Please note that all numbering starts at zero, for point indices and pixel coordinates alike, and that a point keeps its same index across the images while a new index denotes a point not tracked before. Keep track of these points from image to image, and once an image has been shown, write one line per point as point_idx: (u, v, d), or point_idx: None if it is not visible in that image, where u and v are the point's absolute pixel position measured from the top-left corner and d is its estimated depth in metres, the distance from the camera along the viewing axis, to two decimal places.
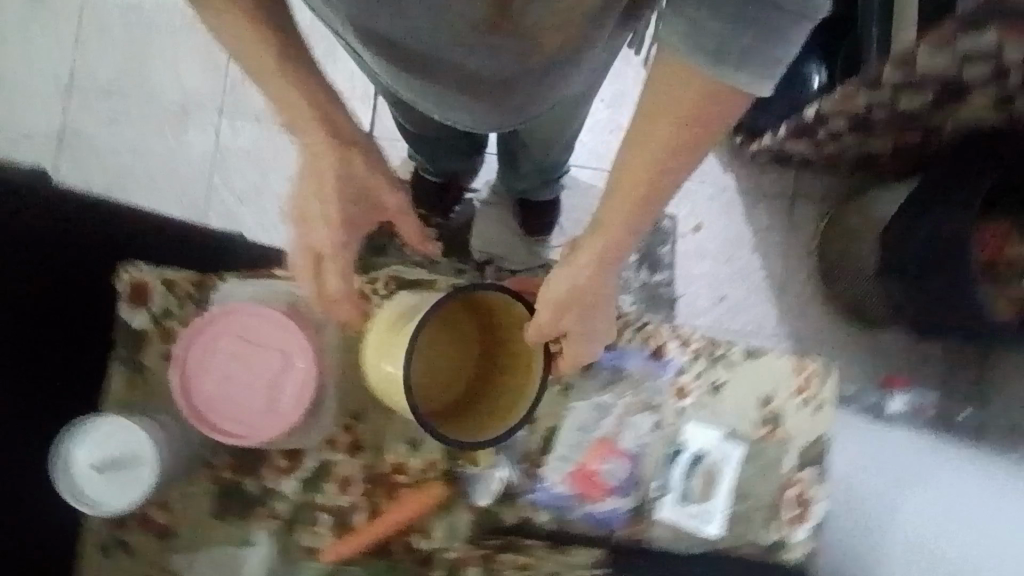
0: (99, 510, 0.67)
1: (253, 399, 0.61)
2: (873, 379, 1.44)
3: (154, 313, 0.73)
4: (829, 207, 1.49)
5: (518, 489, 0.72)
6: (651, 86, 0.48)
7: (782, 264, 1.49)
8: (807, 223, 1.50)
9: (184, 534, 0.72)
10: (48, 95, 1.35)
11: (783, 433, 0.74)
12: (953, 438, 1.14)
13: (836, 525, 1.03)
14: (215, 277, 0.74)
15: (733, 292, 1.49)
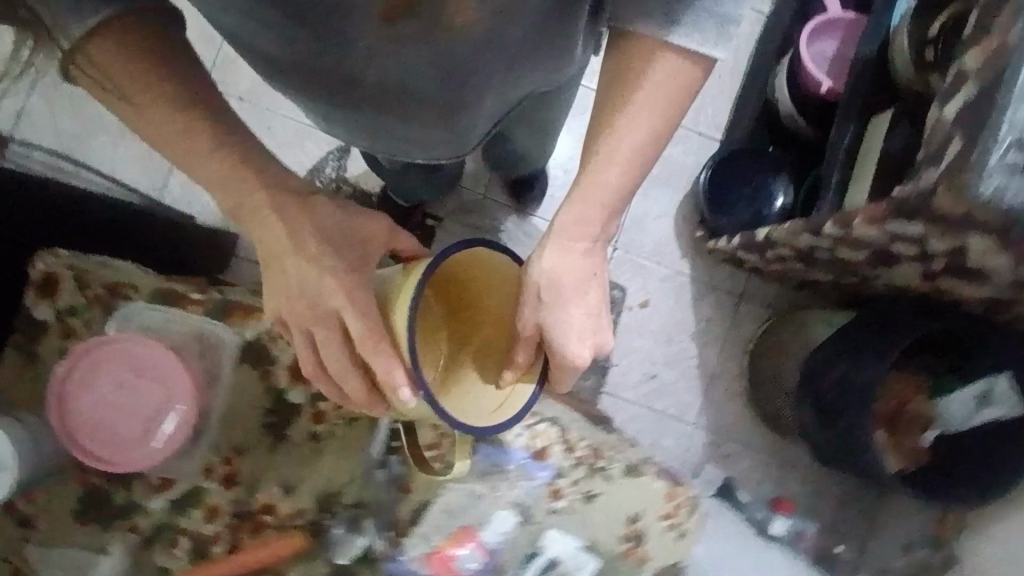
0: None
1: (128, 427, 0.69)
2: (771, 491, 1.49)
3: (59, 309, 0.79)
4: (773, 314, 1.53)
5: (377, 555, 0.72)
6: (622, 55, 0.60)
7: (716, 358, 1.53)
8: (749, 324, 1.54)
9: (43, 527, 0.72)
10: None
11: (644, 555, 0.76)
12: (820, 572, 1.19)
13: None
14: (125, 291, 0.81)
15: (664, 373, 1.53)
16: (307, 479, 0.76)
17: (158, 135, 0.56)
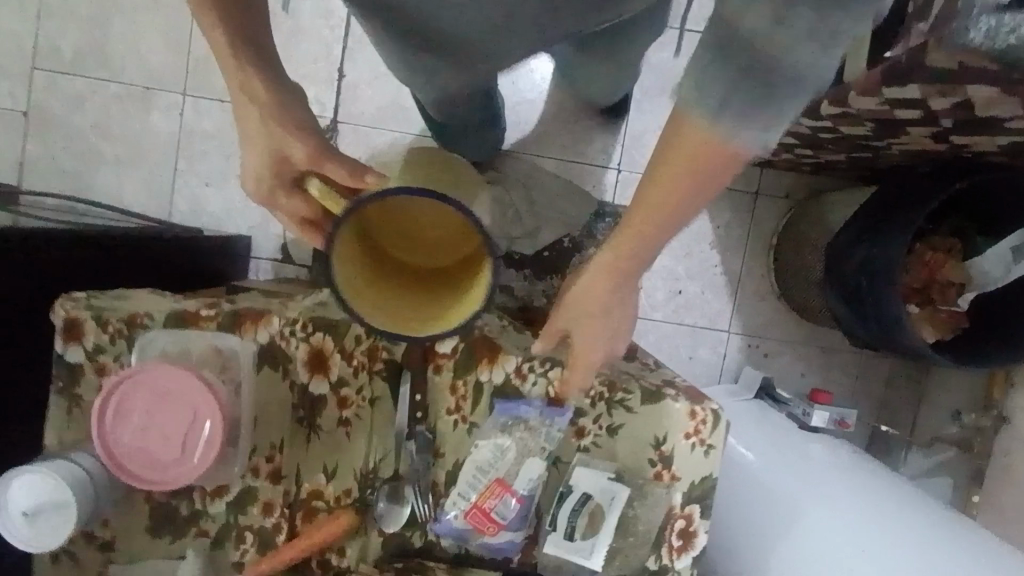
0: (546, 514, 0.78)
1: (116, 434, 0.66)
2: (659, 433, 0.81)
3: (332, 381, 0.79)
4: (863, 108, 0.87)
5: (422, 518, 0.79)
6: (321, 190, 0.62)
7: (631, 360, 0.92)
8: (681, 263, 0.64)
9: (379, 450, 0.80)
10: (228, 143, 1.48)
11: (673, 473, 0.80)
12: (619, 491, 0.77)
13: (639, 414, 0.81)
14: (304, 350, 0.79)
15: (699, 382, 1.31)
16: (339, 461, 0.80)
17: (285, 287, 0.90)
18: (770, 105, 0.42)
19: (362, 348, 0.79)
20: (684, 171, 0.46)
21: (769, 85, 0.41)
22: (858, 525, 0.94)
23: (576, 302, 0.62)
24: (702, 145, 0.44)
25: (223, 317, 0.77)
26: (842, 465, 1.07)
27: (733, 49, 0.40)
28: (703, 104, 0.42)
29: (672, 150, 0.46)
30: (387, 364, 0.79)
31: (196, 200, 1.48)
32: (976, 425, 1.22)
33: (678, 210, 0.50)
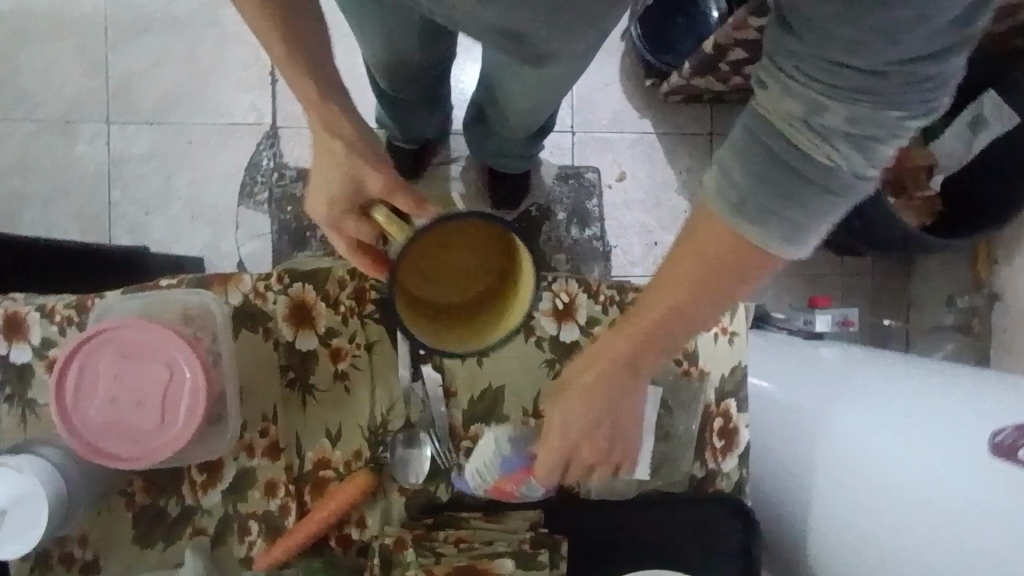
0: None
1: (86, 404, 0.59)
2: None
3: (321, 334, 0.71)
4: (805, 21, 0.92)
5: (446, 464, 0.72)
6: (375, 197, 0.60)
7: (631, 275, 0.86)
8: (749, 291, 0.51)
9: (387, 402, 0.72)
10: (164, 167, 1.40)
11: (701, 367, 0.76)
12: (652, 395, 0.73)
13: None
14: (283, 303, 0.71)
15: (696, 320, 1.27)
16: (343, 422, 0.72)
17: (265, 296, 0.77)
18: (796, 212, 0.43)
19: (349, 292, 0.72)
20: (699, 266, 0.46)
21: (799, 180, 0.42)
22: (896, 382, 0.86)
23: (554, 414, 0.60)
24: (719, 243, 0.45)
25: (188, 281, 0.70)
26: (864, 355, 1.01)
27: (771, 149, 0.42)
28: (726, 199, 0.44)
29: (682, 244, 0.47)
30: (379, 305, 0.72)
31: (138, 230, 1.38)
32: (972, 306, 1.21)
33: (676, 325, 0.50)
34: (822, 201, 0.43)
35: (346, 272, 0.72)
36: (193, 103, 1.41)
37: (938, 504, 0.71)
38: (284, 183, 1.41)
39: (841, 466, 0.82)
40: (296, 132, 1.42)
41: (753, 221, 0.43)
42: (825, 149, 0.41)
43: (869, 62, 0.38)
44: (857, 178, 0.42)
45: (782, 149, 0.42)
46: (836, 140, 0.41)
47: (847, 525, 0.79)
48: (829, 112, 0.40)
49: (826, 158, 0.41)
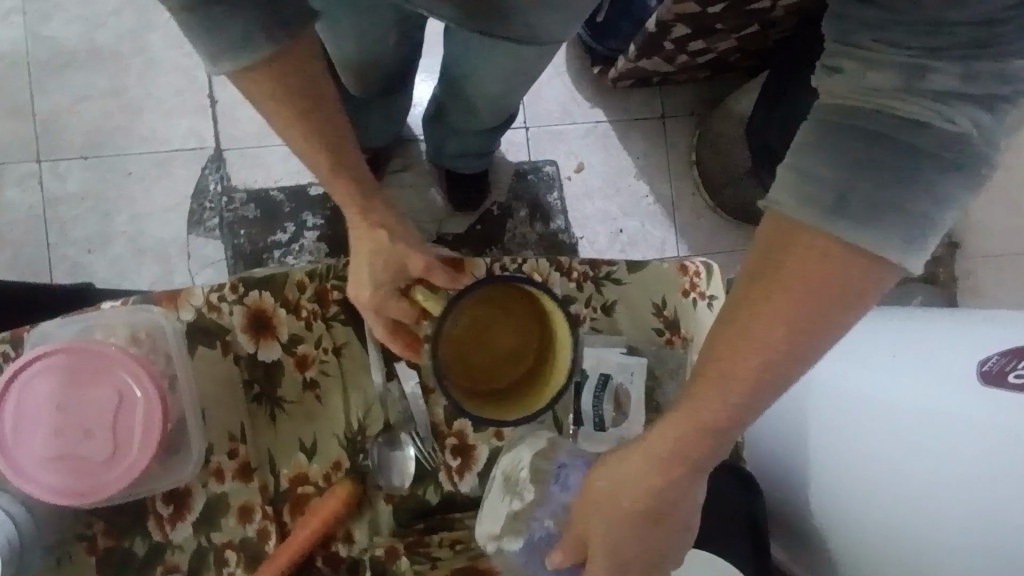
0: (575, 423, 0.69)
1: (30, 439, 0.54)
2: (655, 301, 0.73)
3: (285, 343, 0.67)
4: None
5: (432, 465, 0.68)
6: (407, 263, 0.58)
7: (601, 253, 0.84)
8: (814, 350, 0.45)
9: (363, 407, 0.68)
10: (103, 203, 1.33)
11: (685, 335, 0.73)
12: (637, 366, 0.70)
13: (632, 284, 0.73)
14: (239, 313, 0.66)
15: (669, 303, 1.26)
16: (318, 433, 0.67)
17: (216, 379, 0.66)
18: (913, 201, 0.38)
19: (310, 295, 0.67)
20: (799, 290, 0.41)
21: (909, 165, 0.38)
22: (890, 335, 0.85)
23: (613, 485, 0.51)
24: (820, 258, 0.40)
25: (133, 299, 0.64)
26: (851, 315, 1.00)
27: (869, 131, 0.38)
28: (824, 199, 0.39)
29: (767, 267, 0.42)
30: (344, 305, 0.68)
31: (82, 270, 1.31)
32: None
33: (771, 363, 0.43)
34: (949, 180, 0.38)
35: (303, 274, 0.67)
36: (129, 134, 1.35)
37: (966, 476, 0.63)
38: (234, 206, 1.36)
39: (833, 413, 0.79)
40: (241, 153, 1.37)
41: (866, 223, 0.38)
42: (941, 115, 0.37)
43: (967, 20, 0.35)
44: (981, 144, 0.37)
45: (879, 132, 0.38)
46: (943, 105, 0.37)
47: (845, 474, 0.75)
48: (936, 74, 0.36)
49: (945, 123, 0.37)
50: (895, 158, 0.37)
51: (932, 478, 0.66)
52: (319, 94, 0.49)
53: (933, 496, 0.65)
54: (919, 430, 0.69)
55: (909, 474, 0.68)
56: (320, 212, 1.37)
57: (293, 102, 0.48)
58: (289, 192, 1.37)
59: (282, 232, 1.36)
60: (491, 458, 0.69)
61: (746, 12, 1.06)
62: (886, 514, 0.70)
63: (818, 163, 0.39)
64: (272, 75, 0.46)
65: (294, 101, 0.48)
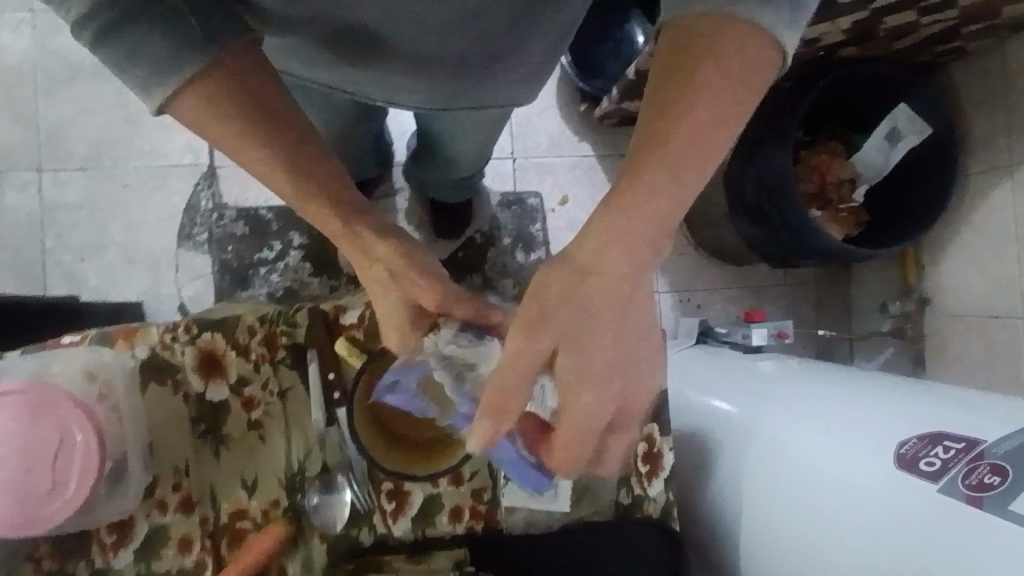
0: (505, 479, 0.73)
1: None
2: None
3: (232, 383, 0.70)
4: None
5: (366, 508, 0.71)
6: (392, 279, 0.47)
7: None
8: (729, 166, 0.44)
9: (303, 449, 0.71)
10: (99, 213, 1.38)
11: None
12: None
13: None
14: (191, 351, 0.69)
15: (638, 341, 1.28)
16: (259, 471, 0.70)
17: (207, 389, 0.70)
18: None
19: (259, 338, 0.71)
20: (723, 65, 0.40)
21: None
22: (833, 393, 0.85)
23: (569, 308, 0.43)
24: (728, 38, 0.40)
25: (92, 335, 0.68)
26: (810, 369, 1.01)
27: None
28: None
29: (681, 63, 0.41)
30: (291, 350, 0.71)
31: (74, 277, 1.36)
32: (904, 311, 1.23)
33: (706, 144, 0.41)
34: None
35: (255, 318, 0.71)
36: (128, 147, 1.39)
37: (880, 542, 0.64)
38: (223, 222, 1.40)
39: (764, 474, 0.81)
40: (234, 171, 1.41)
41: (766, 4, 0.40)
42: None
43: None
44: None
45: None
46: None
47: (770, 537, 0.78)
48: None
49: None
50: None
51: (841, 557, 0.68)
52: (259, 82, 0.42)
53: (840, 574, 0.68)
54: (832, 508, 0.70)
55: (822, 548, 0.70)
56: (307, 232, 1.42)
57: (236, 110, 0.42)
58: (278, 212, 1.42)
59: (269, 249, 1.40)
60: (424, 503, 0.72)
61: None
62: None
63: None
64: (207, 88, 0.41)
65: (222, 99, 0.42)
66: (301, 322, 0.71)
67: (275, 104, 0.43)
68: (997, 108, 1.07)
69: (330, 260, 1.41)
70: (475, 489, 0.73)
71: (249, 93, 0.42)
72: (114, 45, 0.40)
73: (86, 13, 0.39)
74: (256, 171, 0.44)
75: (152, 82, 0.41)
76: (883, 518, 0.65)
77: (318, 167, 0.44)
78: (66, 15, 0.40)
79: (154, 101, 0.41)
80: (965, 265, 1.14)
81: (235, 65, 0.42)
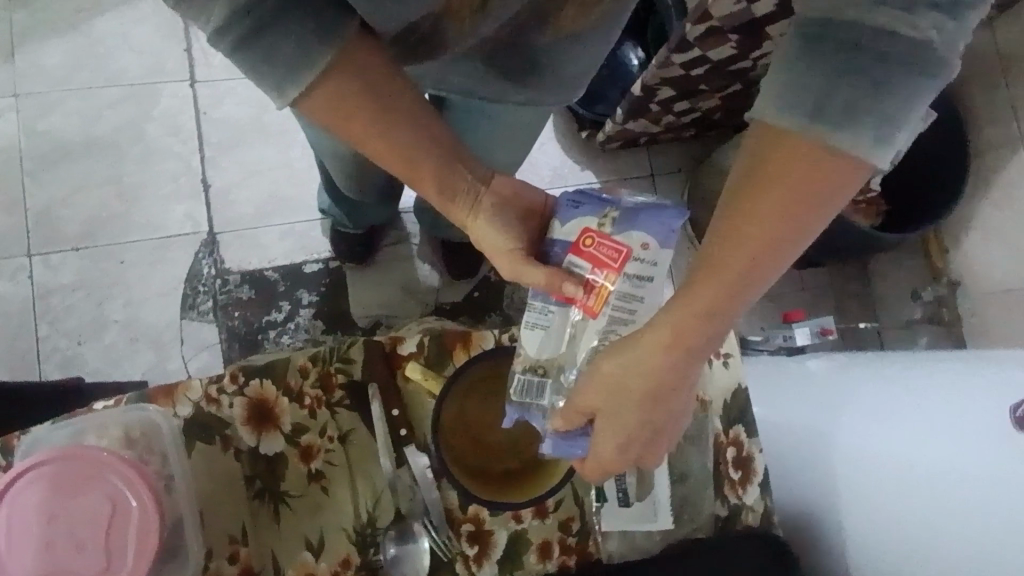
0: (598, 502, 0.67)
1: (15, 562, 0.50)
2: None
3: (288, 433, 0.64)
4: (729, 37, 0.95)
5: (448, 556, 0.63)
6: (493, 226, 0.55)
7: None
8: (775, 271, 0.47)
9: (372, 498, 0.64)
10: (95, 292, 1.31)
11: (703, 397, 0.72)
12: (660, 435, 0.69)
13: None
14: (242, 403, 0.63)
15: None
16: (325, 528, 0.63)
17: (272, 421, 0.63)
18: (887, 104, 0.39)
19: (314, 380, 0.65)
20: (792, 188, 0.42)
21: (892, 66, 0.38)
22: (908, 377, 0.82)
23: (626, 369, 0.49)
24: (812, 151, 0.41)
25: (129, 398, 0.62)
26: (865, 358, 0.97)
27: (847, 42, 0.38)
28: (804, 103, 0.40)
29: (766, 160, 0.43)
30: (349, 389, 0.65)
31: (72, 362, 1.27)
32: (937, 295, 1.23)
33: (771, 249, 0.45)
34: (915, 84, 0.38)
35: (306, 358, 0.65)
36: (123, 222, 1.34)
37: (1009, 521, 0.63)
38: (228, 288, 1.34)
39: (857, 471, 0.78)
40: (236, 235, 1.37)
41: (839, 125, 0.39)
42: (912, 23, 0.37)
43: None
44: (951, 57, 0.38)
45: (859, 33, 0.38)
46: (915, 10, 0.37)
47: (882, 532, 0.74)
48: None
49: (911, 32, 0.37)
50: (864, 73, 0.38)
51: (966, 544, 0.66)
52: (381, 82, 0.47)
53: (965, 562, 0.66)
54: (944, 494, 0.69)
55: (941, 539, 0.68)
56: (316, 289, 1.36)
57: (356, 98, 0.46)
58: (284, 271, 1.36)
59: (277, 311, 1.34)
60: (510, 543, 0.65)
61: (728, 73, 1.09)
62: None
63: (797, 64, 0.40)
64: (329, 82, 0.45)
65: (355, 103, 0.46)
66: (356, 357, 0.66)
67: (387, 89, 0.47)
68: (996, 87, 1.10)
69: (343, 315, 1.36)
70: (562, 520, 0.66)
71: (366, 82, 0.46)
72: (252, 48, 0.42)
73: (227, 22, 0.41)
74: (375, 148, 0.50)
75: (287, 79, 0.43)
76: (1006, 493, 0.64)
77: (424, 144, 0.50)
78: (205, 25, 0.41)
79: (286, 96, 0.44)
80: (992, 241, 1.13)
81: (348, 53, 0.45)
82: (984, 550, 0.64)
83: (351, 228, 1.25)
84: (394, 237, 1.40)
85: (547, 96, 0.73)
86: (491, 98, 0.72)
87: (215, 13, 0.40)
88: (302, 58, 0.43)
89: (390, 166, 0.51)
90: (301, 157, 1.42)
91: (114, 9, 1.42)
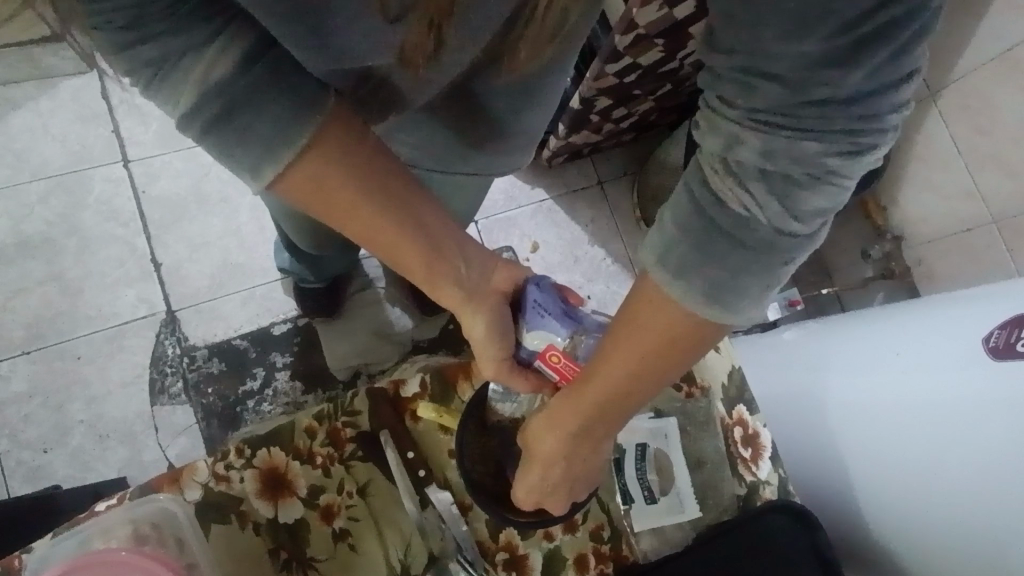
0: (627, 503, 0.68)
1: None
2: None
3: (306, 497, 0.62)
4: (656, 37, 0.99)
5: None
6: (486, 317, 0.57)
7: None
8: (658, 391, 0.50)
9: (401, 545, 0.63)
10: (54, 395, 1.24)
11: (702, 384, 0.74)
12: (671, 425, 0.71)
13: None
14: (244, 478, 0.61)
15: None
16: None
17: (282, 493, 0.61)
18: (713, 267, 0.40)
19: (322, 438, 0.64)
20: (646, 341, 0.45)
21: (719, 235, 0.39)
22: (886, 331, 0.86)
23: (538, 439, 0.55)
24: (668, 313, 0.43)
25: (133, 492, 0.59)
26: (836, 320, 1.01)
27: (702, 208, 0.39)
28: (650, 254, 0.42)
29: (637, 305, 0.44)
30: (360, 441, 0.65)
31: (40, 473, 1.20)
32: (884, 252, 1.30)
33: (629, 386, 0.48)
34: (741, 259, 0.39)
35: (311, 418, 0.64)
36: (73, 317, 1.29)
37: (1007, 433, 0.64)
38: (196, 365, 1.29)
39: (859, 423, 0.81)
40: (195, 310, 1.32)
41: (679, 276, 0.41)
42: (741, 196, 0.38)
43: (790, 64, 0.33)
44: (781, 237, 0.39)
45: (707, 190, 0.39)
46: (749, 182, 0.37)
47: (895, 484, 0.76)
48: (744, 146, 0.37)
49: (739, 207, 0.38)
50: (705, 233, 0.39)
51: (975, 457, 0.67)
52: (355, 161, 0.46)
53: (980, 482, 0.66)
54: (945, 435, 0.70)
55: (951, 470, 0.69)
56: (289, 350, 1.33)
57: (333, 179, 0.46)
58: (252, 337, 1.33)
59: (252, 379, 1.30)
60: (547, 561, 0.65)
61: (659, 74, 1.14)
62: (936, 522, 0.71)
63: (678, 205, 0.41)
64: (313, 162, 0.44)
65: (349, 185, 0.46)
66: (362, 408, 0.66)
67: (363, 160, 0.46)
68: None
69: (320, 371, 1.33)
70: (593, 530, 0.67)
71: (345, 149, 0.45)
72: (225, 130, 0.41)
73: (198, 104, 0.39)
74: (356, 229, 0.50)
75: (265, 159, 0.43)
76: (1004, 407, 0.65)
77: (409, 234, 0.51)
78: (176, 108, 0.40)
79: (265, 178, 0.44)
80: (925, 192, 1.21)
81: (344, 133, 0.45)
82: (1000, 464, 0.64)
83: (314, 281, 1.23)
84: (358, 285, 1.39)
85: (491, 164, 0.77)
86: (436, 168, 0.75)
87: (185, 95, 0.39)
88: (278, 135, 0.42)
89: (373, 246, 0.52)
90: (250, 219, 1.40)
91: (28, 102, 1.37)
